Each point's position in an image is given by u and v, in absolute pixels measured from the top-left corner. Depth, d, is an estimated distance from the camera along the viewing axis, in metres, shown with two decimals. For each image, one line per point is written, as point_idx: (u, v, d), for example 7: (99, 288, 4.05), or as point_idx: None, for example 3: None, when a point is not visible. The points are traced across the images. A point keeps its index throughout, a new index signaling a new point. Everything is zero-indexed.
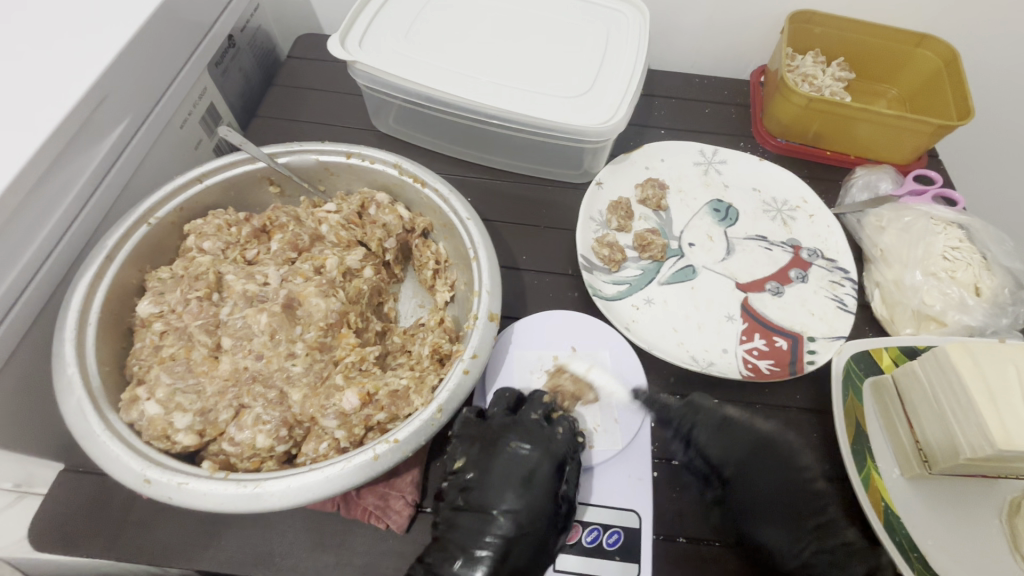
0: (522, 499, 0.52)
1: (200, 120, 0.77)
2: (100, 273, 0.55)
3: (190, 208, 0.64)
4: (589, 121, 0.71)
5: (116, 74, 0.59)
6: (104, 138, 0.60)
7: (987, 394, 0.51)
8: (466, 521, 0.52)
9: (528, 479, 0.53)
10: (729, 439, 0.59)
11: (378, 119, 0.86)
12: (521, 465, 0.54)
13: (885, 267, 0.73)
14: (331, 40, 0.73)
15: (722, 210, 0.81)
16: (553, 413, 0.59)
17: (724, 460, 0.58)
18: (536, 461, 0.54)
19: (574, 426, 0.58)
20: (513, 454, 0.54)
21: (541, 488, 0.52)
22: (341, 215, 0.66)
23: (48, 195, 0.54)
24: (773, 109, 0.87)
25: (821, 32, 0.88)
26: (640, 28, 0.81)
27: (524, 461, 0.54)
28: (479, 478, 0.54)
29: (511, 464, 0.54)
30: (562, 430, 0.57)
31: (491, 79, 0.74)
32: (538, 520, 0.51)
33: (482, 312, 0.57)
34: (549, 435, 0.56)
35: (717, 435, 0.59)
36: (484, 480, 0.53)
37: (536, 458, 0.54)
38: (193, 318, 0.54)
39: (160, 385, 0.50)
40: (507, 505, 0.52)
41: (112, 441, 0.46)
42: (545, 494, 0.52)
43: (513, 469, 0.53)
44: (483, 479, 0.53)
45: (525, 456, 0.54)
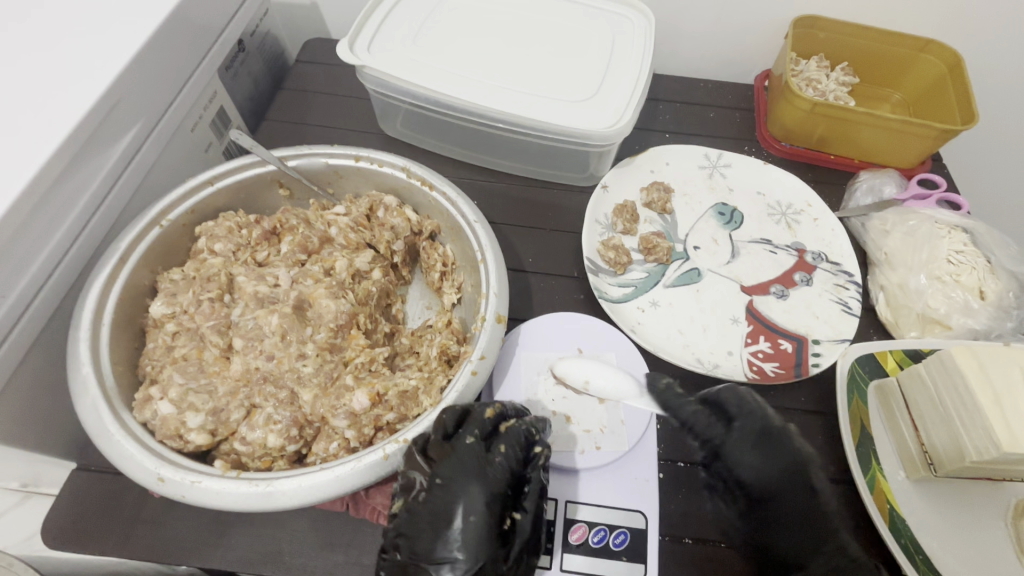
0: (460, 542, 0.45)
1: (210, 124, 0.78)
2: (114, 274, 0.56)
3: (201, 211, 0.64)
4: (595, 125, 0.72)
5: (130, 79, 0.60)
6: (118, 142, 0.61)
7: (992, 397, 0.51)
8: (419, 538, 0.46)
9: (465, 519, 0.45)
10: (767, 454, 0.56)
11: (385, 122, 0.87)
12: (470, 473, 0.47)
13: (889, 270, 0.74)
14: (340, 45, 0.74)
15: (727, 213, 0.82)
16: (496, 432, 0.51)
17: (759, 479, 0.56)
18: (476, 496, 0.46)
19: (521, 436, 0.51)
20: (447, 489, 0.47)
21: (493, 492, 0.47)
22: (350, 218, 0.67)
23: (63, 198, 0.55)
24: (777, 113, 0.87)
25: (825, 37, 0.89)
26: (645, 33, 0.82)
27: (460, 495, 0.46)
28: (414, 519, 0.47)
29: (446, 501, 0.46)
30: (506, 451, 0.49)
31: (497, 83, 0.75)
32: (494, 528, 0.46)
33: (489, 314, 0.57)
34: (487, 463, 0.48)
35: (751, 448, 0.57)
36: (431, 493, 0.47)
37: (476, 492, 0.47)
38: (205, 319, 0.55)
39: (173, 385, 0.51)
40: (458, 518, 0.45)
41: (126, 440, 0.47)
42: (486, 532, 0.45)
43: (446, 506, 0.46)
44: (430, 493, 0.47)
45: (459, 490, 0.46)
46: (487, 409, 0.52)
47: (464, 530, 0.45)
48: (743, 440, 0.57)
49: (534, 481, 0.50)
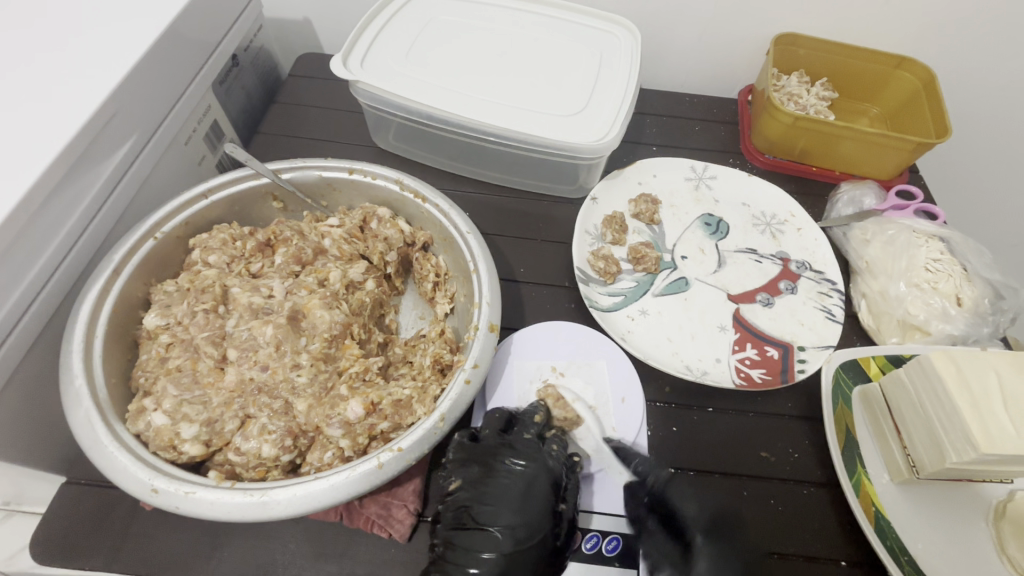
0: (524, 512, 0.50)
1: (204, 137, 0.78)
2: (108, 286, 0.56)
3: (195, 223, 0.65)
4: (584, 139, 0.74)
5: (125, 93, 0.60)
6: (111, 156, 0.61)
7: (969, 399, 0.53)
8: (480, 510, 0.51)
9: (531, 491, 0.52)
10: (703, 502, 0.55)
11: (378, 136, 0.88)
12: (534, 458, 0.54)
13: (870, 278, 0.76)
14: (333, 60, 0.75)
15: (713, 223, 0.84)
16: (545, 434, 0.59)
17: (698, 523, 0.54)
18: (540, 475, 0.53)
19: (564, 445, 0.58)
20: (511, 469, 0.53)
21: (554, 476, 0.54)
22: (343, 229, 0.67)
23: (56, 210, 0.55)
24: (760, 127, 0.90)
25: (805, 54, 0.92)
26: (632, 49, 0.84)
27: (524, 474, 0.53)
28: (480, 493, 0.52)
29: (512, 477, 0.53)
30: (558, 451, 0.57)
31: (488, 98, 0.76)
32: (552, 504, 0.52)
33: (482, 323, 0.58)
34: (547, 453, 0.56)
35: (691, 494, 0.55)
36: (500, 469, 0.53)
37: (541, 471, 0.53)
38: (200, 331, 0.55)
39: (167, 397, 0.51)
40: (525, 489, 0.52)
41: (119, 451, 0.47)
42: (547, 505, 0.51)
43: (514, 480, 0.52)
44: (498, 469, 0.53)
45: (525, 470, 0.53)
46: (536, 415, 0.60)
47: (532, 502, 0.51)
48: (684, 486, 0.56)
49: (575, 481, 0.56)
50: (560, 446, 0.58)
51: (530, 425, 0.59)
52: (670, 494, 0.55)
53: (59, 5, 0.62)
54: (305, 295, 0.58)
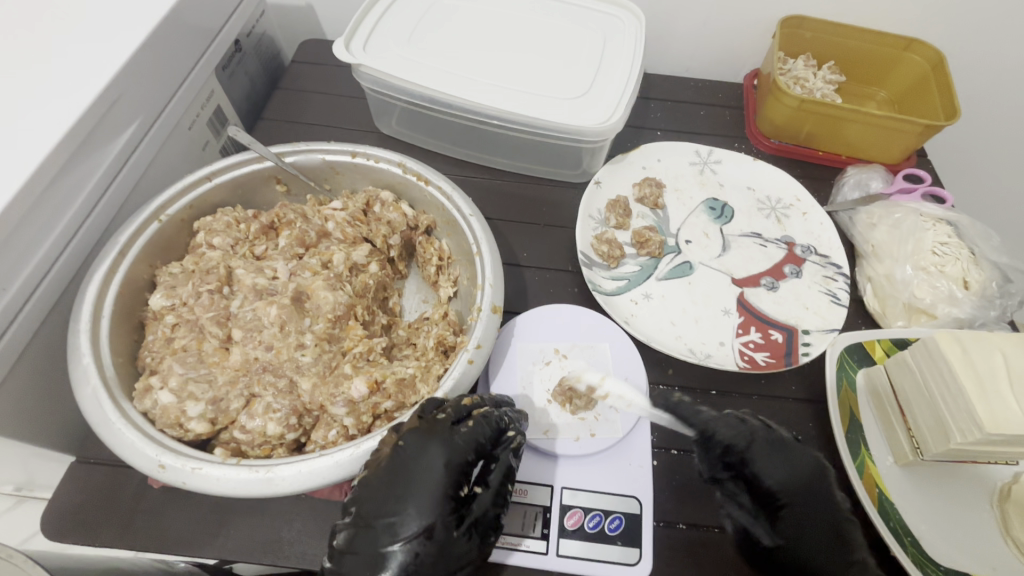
0: (415, 506, 0.44)
1: (208, 122, 0.79)
2: (114, 267, 0.56)
3: (199, 206, 0.65)
4: (588, 122, 0.73)
5: (128, 76, 0.60)
6: (116, 138, 0.61)
7: (975, 380, 0.53)
8: (370, 503, 0.45)
9: (423, 479, 0.45)
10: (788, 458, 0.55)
11: (381, 121, 0.88)
12: (426, 442, 0.46)
13: (876, 262, 0.75)
14: (336, 44, 0.75)
15: (718, 208, 0.83)
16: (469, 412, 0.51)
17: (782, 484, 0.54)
18: (434, 459, 0.46)
19: (494, 424, 0.51)
20: (410, 451, 0.46)
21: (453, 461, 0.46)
22: (347, 213, 0.68)
23: (62, 192, 0.55)
24: (766, 111, 0.89)
25: (812, 36, 0.91)
26: (636, 32, 0.84)
27: (425, 456, 0.46)
28: (370, 486, 0.45)
29: (405, 465, 0.45)
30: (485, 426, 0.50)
31: (491, 81, 0.76)
32: (450, 493, 0.45)
33: (485, 305, 0.58)
34: (452, 431, 0.47)
35: (772, 458, 0.55)
36: (391, 455, 0.46)
37: (434, 455, 0.46)
38: (205, 311, 0.56)
39: (173, 375, 0.51)
40: (415, 478, 0.45)
41: (127, 428, 0.47)
42: (442, 495, 0.45)
43: (405, 468, 0.45)
44: (390, 454, 0.46)
45: (416, 455, 0.46)
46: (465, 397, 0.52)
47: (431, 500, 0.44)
48: (764, 445, 0.55)
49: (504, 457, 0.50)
50: (477, 423, 0.49)
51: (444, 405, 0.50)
52: (751, 458, 0.55)
53: None
54: (309, 277, 0.58)
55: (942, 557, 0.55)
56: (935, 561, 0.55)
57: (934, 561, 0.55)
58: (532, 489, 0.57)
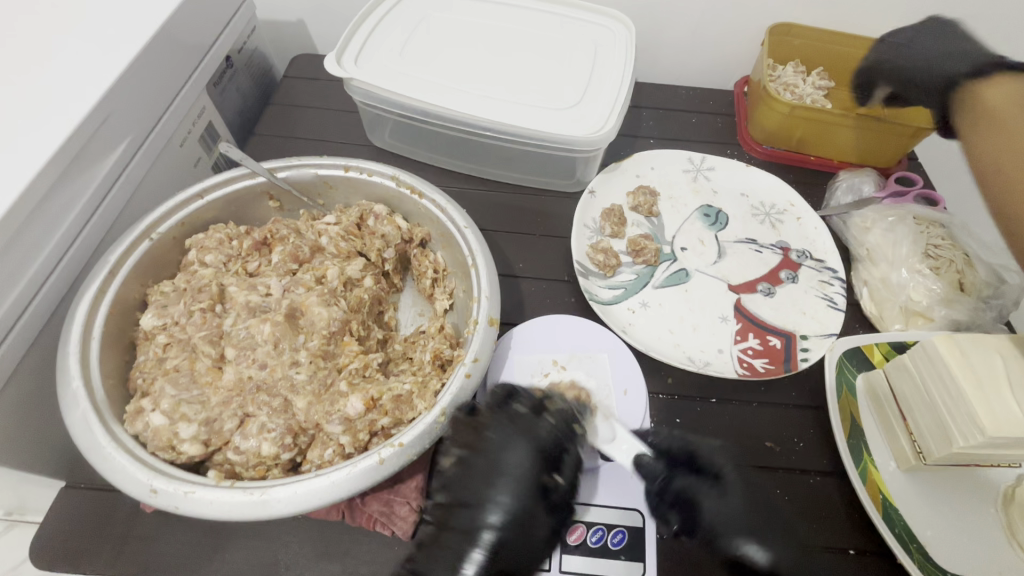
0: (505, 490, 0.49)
1: (199, 138, 0.78)
2: (104, 286, 0.56)
3: (191, 224, 0.65)
4: (581, 132, 0.74)
5: (117, 94, 0.60)
6: (105, 157, 0.61)
7: (974, 382, 0.53)
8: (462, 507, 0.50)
9: (511, 464, 0.50)
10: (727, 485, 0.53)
11: (373, 133, 0.88)
12: (508, 450, 0.51)
13: (871, 266, 0.75)
14: (328, 59, 0.75)
15: (712, 214, 0.83)
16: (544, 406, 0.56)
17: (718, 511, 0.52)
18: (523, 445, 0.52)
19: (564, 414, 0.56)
20: (499, 442, 0.52)
21: (520, 475, 0.50)
22: (340, 227, 0.67)
23: (53, 211, 0.55)
24: (757, 118, 0.90)
25: (800, 43, 0.93)
26: (626, 41, 0.84)
27: (511, 449, 0.51)
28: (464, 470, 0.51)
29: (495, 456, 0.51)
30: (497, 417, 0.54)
31: (483, 93, 0.76)
32: (538, 476, 0.50)
33: (482, 318, 0.58)
34: (536, 427, 0.53)
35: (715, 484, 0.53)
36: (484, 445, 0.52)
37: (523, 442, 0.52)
38: (197, 330, 0.54)
39: (165, 397, 0.50)
40: (509, 466, 0.50)
41: (119, 453, 0.46)
42: (532, 480, 0.50)
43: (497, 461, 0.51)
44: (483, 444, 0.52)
45: (500, 440, 0.52)
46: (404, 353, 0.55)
47: (502, 466, 0.51)
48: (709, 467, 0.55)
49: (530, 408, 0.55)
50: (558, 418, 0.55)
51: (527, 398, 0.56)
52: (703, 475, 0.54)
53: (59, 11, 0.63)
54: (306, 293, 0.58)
55: (948, 564, 0.55)
56: (942, 568, 0.54)
57: (939, 566, 0.54)
58: None
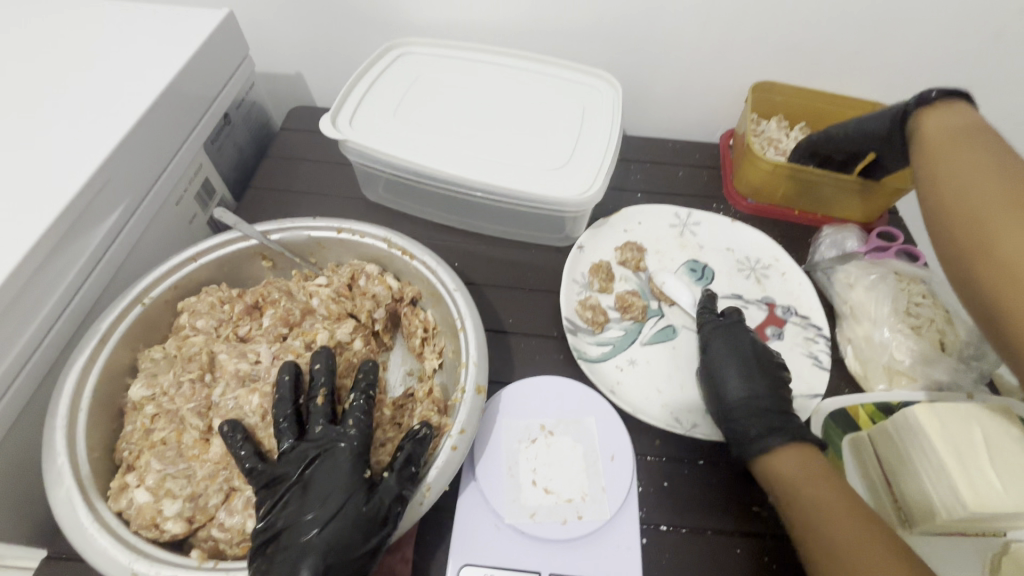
0: (312, 506, 0.48)
1: (195, 195, 0.80)
2: (94, 355, 0.56)
3: (183, 286, 0.66)
4: (568, 193, 0.76)
5: (115, 163, 0.62)
6: (101, 223, 0.62)
7: (954, 455, 0.54)
8: (308, 515, 0.48)
9: (330, 474, 0.50)
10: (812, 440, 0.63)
11: (367, 188, 0.90)
12: (331, 458, 0.51)
13: (854, 324, 0.77)
14: (323, 120, 0.78)
15: (699, 269, 0.85)
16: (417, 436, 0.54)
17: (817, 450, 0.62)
18: (340, 454, 0.51)
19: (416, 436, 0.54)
20: (321, 458, 0.51)
21: (340, 485, 0.49)
22: (331, 288, 0.68)
23: (47, 280, 0.56)
24: (742, 173, 0.93)
25: (781, 100, 0.96)
26: (613, 101, 0.87)
27: (330, 459, 0.51)
28: (311, 485, 0.49)
29: (319, 470, 0.50)
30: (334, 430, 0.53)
31: (473, 153, 0.79)
32: (354, 483, 0.49)
33: (469, 385, 0.58)
34: (353, 436, 0.53)
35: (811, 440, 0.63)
36: (324, 456, 0.51)
37: (342, 451, 0.51)
38: (186, 402, 0.55)
39: (150, 472, 0.50)
40: (326, 475, 0.50)
41: (101, 534, 0.46)
42: (343, 490, 0.49)
43: (328, 474, 0.50)
44: (320, 456, 0.51)
45: (334, 450, 0.51)
46: (319, 396, 0.55)
47: (320, 475, 0.50)
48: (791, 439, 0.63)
49: (360, 421, 0.54)
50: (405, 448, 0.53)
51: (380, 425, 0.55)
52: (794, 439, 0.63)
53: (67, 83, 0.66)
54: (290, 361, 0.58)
55: None
56: None
57: None
58: None
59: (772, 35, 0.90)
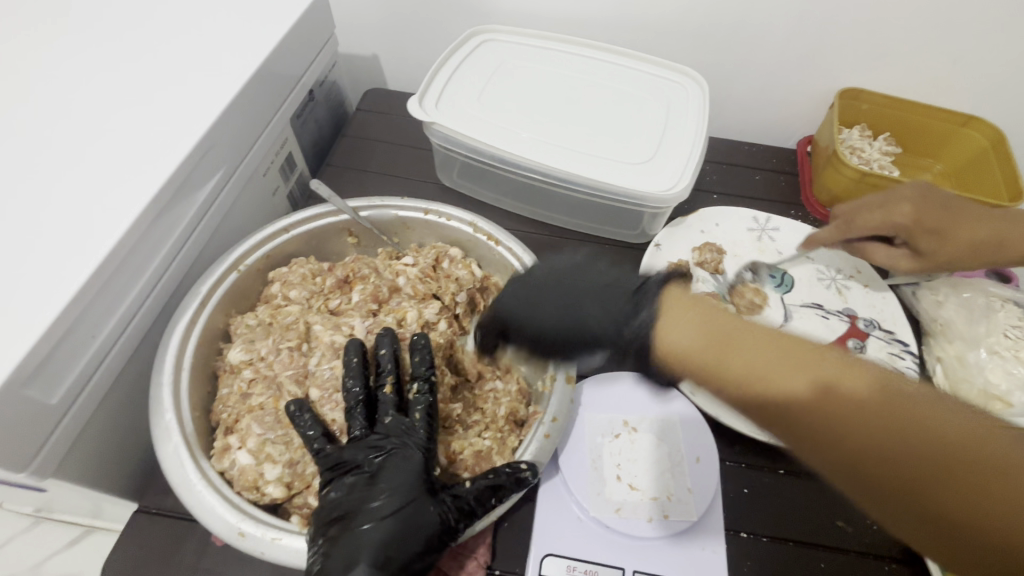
0: (378, 499, 0.47)
1: (279, 169, 0.81)
2: (195, 317, 0.57)
3: (274, 256, 0.67)
4: (654, 188, 0.74)
5: (218, 130, 0.63)
6: (202, 188, 0.63)
7: None
8: (371, 502, 0.47)
9: (401, 470, 0.49)
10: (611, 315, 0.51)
11: (442, 172, 0.90)
12: (401, 455, 0.50)
13: (946, 342, 0.74)
14: (411, 101, 0.78)
15: (778, 276, 0.83)
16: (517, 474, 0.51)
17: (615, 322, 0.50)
18: (410, 453, 0.50)
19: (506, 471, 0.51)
20: (389, 456, 0.50)
21: (409, 484, 0.48)
22: (418, 269, 0.68)
23: (153, 240, 0.57)
24: (823, 180, 0.90)
25: (868, 108, 0.93)
26: (699, 99, 0.85)
27: (403, 459, 0.50)
28: (379, 478, 0.49)
29: (386, 468, 0.49)
30: (399, 428, 0.52)
31: (558, 143, 0.78)
32: (421, 484, 0.49)
33: (560, 374, 0.58)
34: (418, 437, 0.52)
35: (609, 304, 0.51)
36: (393, 455, 0.50)
37: (414, 451, 0.50)
38: (284, 368, 0.56)
39: (252, 435, 0.51)
40: (402, 474, 0.49)
41: (208, 491, 0.47)
42: (413, 491, 0.48)
43: (397, 472, 0.49)
44: (390, 453, 0.50)
45: (402, 447, 0.51)
46: (388, 385, 0.55)
47: (390, 471, 0.49)
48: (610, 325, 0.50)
49: (427, 425, 0.52)
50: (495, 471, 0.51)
51: (425, 404, 0.54)
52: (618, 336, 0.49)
53: (175, 50, 0.67)
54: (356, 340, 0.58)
55: None
56: None
57: None
58: (602, 571, 0.54)
59: (866, 39, 0.87)
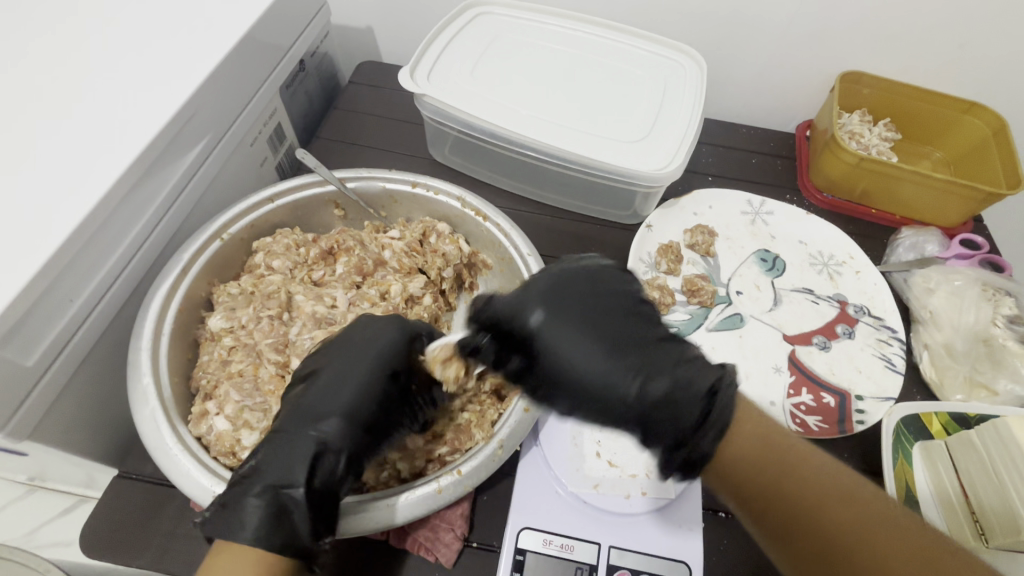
0: (314, 421, 0.49)
1: (267, 139, 0.79)
2: (176, 283, 0.57)
3: (259, 226, 0.66)
4: (646, 167, 0.73)
5: (202, 96, 0.62)
6: (186, 154, 0.62)
7: None
8: (306, 426, 0.48)
9: (342, 394, 0.50)
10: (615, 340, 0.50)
11: (433, 147, 0.89)
12: (343, 380, 0.51)
13: (934, 330, 0.73)
14: (402, 72, 0.76)
15: (769, 260, 0.82)
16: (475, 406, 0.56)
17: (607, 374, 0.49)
18: (352, 378, 0.51)
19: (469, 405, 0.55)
20: (331, 381, 0.51)
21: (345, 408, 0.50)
22: (404, 242, 0.67)
23: (134, 205, 0.57)
24: (821, 164, 0.89)
25: (869, 92, 0.91)
26: (697, 79, 0.84)
27: (342, 384, 0.51)
28: (315, 399, 0.50)
29: (327, 390, 0.51)
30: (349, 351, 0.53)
31: (551, 119, 0.76)
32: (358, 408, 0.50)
33: None
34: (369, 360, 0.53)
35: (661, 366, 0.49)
36: (334, 377, 0.52)
37: (356, 375, 0.52)
38: (265, 336, 0.56)
39: (230, 402, 0.52)
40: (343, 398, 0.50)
41: (183, 455, 0.47)
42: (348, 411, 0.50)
43: (333, 392, 0.50)
44: (331, 376, 0.52)
45: (348, 372, 0.52)
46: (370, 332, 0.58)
47: (328, 394, 0.50)
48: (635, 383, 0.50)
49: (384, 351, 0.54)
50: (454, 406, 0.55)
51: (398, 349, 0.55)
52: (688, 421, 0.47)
53: (160, 12, 0.65)
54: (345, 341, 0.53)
55: None
56: None
57: None
58: (579, 545, 0.54)
59: (872, 20, 0.85)
